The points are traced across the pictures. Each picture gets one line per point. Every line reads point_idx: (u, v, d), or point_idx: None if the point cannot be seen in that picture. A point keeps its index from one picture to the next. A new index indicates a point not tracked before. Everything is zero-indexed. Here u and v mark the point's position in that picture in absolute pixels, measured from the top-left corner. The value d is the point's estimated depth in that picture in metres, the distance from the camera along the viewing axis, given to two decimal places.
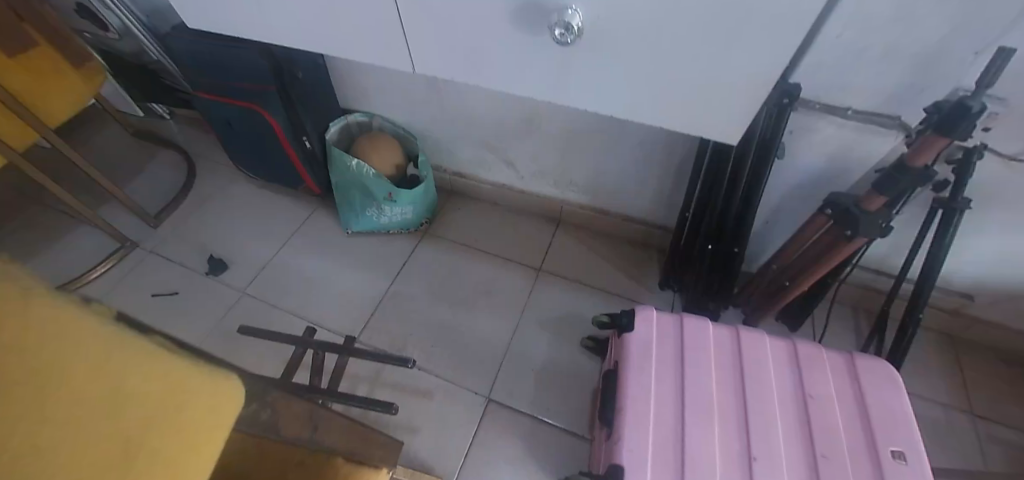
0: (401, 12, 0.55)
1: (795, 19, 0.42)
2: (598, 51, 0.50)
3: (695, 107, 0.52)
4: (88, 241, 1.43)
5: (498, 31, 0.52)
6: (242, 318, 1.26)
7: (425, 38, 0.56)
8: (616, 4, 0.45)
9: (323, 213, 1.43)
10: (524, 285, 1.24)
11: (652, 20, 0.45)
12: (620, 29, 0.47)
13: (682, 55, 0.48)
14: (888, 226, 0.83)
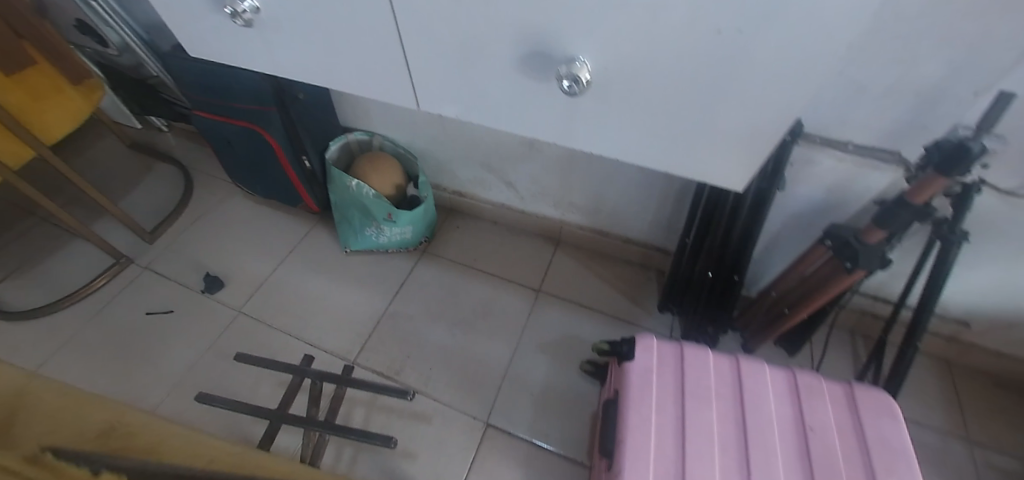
0: (407, 53, 0.55)
1: (802, 79, 0.42)
2: (604, 99, 0.50)
3: (701, 153, 0.52)
4: (84, 257, 1.43)
5: (505, 76, 0.52)
6: (238, 338, 1.25)
7: (430, 78, 0.56)
8: (625, 55, 0.45)
9: (320, 231, 1.42)
10: (524, 307, 1.24)
11: (660, 72, 0.45)
12: (628, 79, 0.47)
13: (689, 105, 0.48)
14: (887, 259, 0.84)
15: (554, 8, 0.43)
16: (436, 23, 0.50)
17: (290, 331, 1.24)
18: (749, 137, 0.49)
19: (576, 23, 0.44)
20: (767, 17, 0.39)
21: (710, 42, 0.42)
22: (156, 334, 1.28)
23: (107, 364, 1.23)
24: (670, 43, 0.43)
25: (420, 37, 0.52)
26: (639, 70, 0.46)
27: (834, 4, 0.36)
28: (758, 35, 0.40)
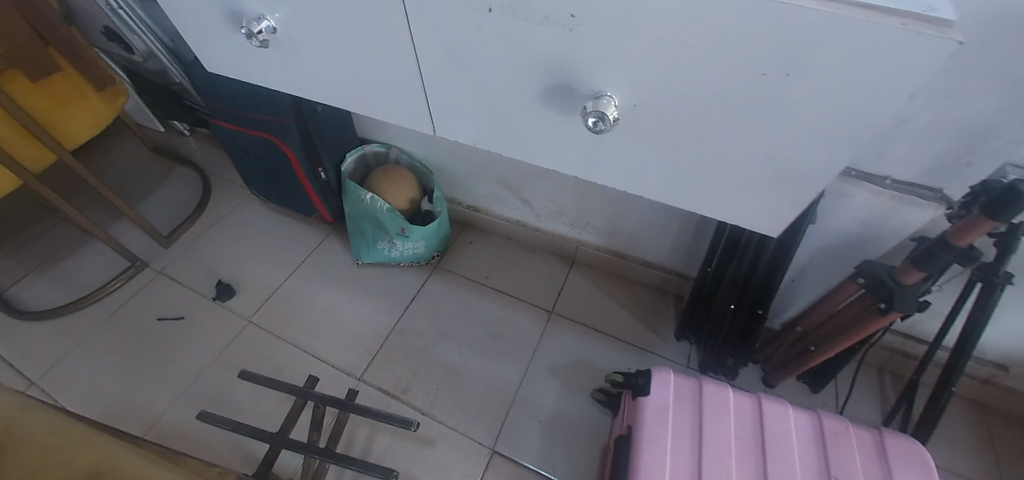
0: (425, 79, 0.53)
1: (849, 127, 0.38)
2: (630, 136, 0.47)
3: (733, 195, 0.49)
4: (102, 259, 1.44)
5: (526, 106, 0.49)
6: (246, 348, 1.24)
7: (448, 105, 0.54)
8: (656, 92, 0.42)
9: (333, 241, 1.41)
10: (535, 328, 1.21)
11: (693, 112, 0.42)
12: (658, 118, 0.44)
13: (722, 147, 0.44)
14: (924, 302, 0.79)
15: (582, 42, 0.40)
16: (456, 51, 0.47)
17: (299, 343, 1.23)
18: (788, 184, 0.45)
19: (606, 58, 0.41)
20: (819, 61, 0.35)
21: (755, 85, 0.38)
22: (166, 340, 1.28)
23: (118, 369, 1.24)
24: (709, 83, 0.40)
25: (438, 64, 0.50)
26: (673, 110, 0.43)
27: (892, 49, 0.33)
28: (807, 79, 0.36)
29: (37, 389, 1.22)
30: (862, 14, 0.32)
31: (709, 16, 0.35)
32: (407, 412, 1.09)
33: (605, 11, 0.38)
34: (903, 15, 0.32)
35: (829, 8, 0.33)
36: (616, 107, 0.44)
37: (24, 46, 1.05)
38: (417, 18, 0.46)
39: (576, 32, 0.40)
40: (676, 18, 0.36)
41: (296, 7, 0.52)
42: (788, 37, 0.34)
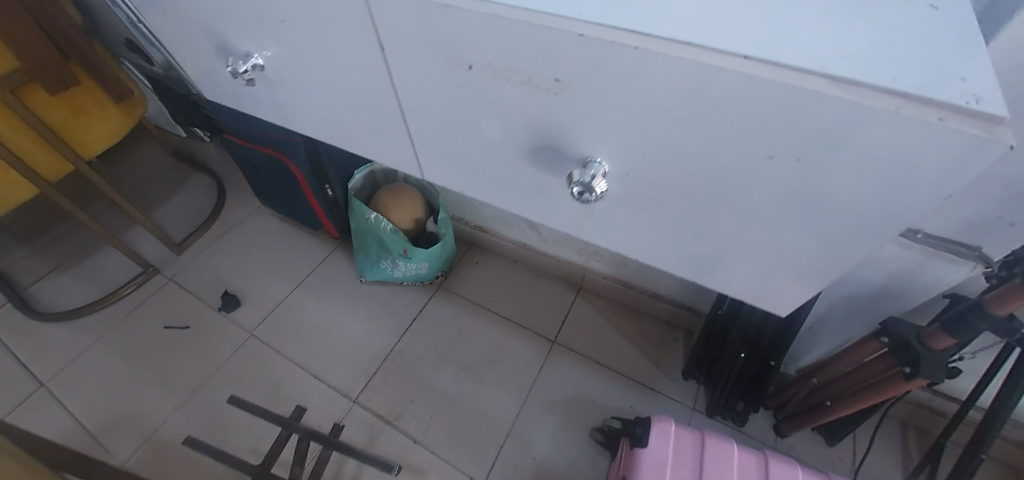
0: (411, 126, 0.50)
1: (867, 218, 0.33)
2: (623, 202, 0.43)
3: (733, 268, 0.44)
4: (117, 264, 1.47)
5: (513, 162, 0.45)
6: (246, 362, 1.24)
7: (434, 152, 0.51)
8: (649, 162, 0.38)
9: (339, 255, 1.40)
10: (537, 358, 1.17)
11: (691, 184, 0.38)
12: (653, 188, 0.40)
13: (722, 222, 0.40)
14: (954, 368, 0.72)
15: (570, 108, 0.37)
16: (440, 102, 0.44)
17: (297, 360, 1.22)
18: (797, 264, 0.40)
19: (597, 124, 0.37)
20: (838, 148, 0.31)
21: (762, 166, 0.34)
22: (171, 349, 1.29)
23: (122, 376, 1.25)
24: (712, 159, 0.35)
25: (423, 114, 0.47)
26: (670, 179, 0.39)
27: (927, 145, 0.28)
28: (822, 165, 0.32)
29: (45, 392, 1.24)
30: (888, 103, 0.28)
31: (711, 92, 0.31)
32: (400, 439, 1.08)
33: (594, 81, 0.34)
34: (941, 104, 0.27)
35: (848, 93, 0.28)
36: (605, 174, 0.40)
37: (44, 59, 1.05)
38: (400, 69, 0.43)
39: (563, 98, 0.36)
40: (673, 93, 0.32)
41: (282, 46, 0.50)
42: (799, 121, 0.30)
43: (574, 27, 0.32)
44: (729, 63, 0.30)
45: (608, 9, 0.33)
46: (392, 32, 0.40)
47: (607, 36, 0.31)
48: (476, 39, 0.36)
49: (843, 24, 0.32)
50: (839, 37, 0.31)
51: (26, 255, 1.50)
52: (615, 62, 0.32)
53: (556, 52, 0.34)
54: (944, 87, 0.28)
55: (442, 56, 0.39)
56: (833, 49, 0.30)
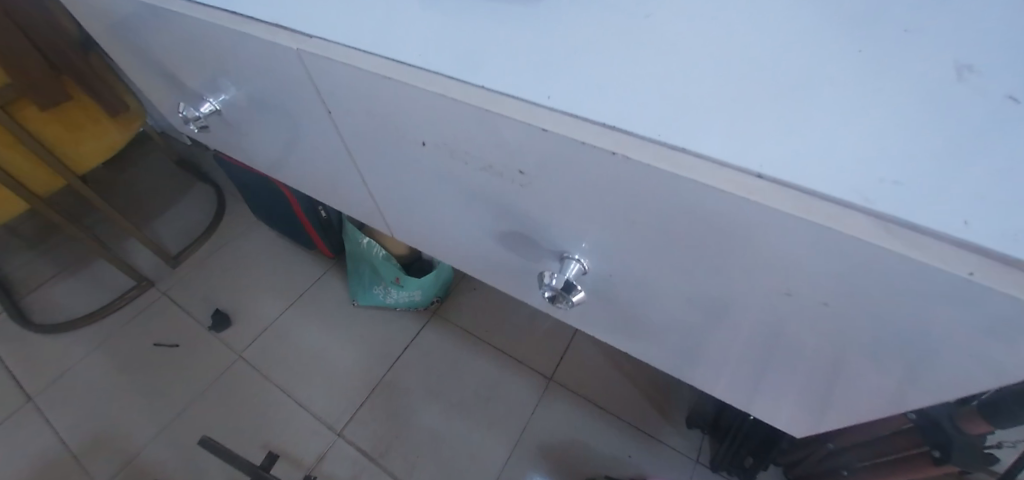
0: (392, 185, 0.48)
1: (879, 342, 0.29)
2: (608, 286, 0.40)
3: (729, 361, 0.40)
4: (111, 275, 1.44)
5: (494, 232, 0.43)
6: (233, 385, 1.20)
7: (415, 210, 0.49)
8: (631, 255, 0.35)
9: (334, 275, 1.35)
10: (532, 397, 1.10)
11: (679, 282, 0.35)
12: (639, 279, 0.37)
13: (718, 321, 0.36)
14: (992, 456, 0.63)
15: (540, 198, 0.35)
16: (417, 167, 0.42)
17: (284, 387, 1.18)
18: (803, 368, 0.35)
19: (570, 214, 0.35)
20: (829, 275, 0.27)
21: (756, 279, 0.30)
22: (159, 368, 1.25)
23: (107, 396, 1.22)
24: (696, 259, 0.32)
25: (401, 171, 0.44)
26: (655, 271, 0.35)
27: (944, 292, 0.24)
28: (824, 285, 0.28)
29: (30, 408, 1.21)
30: (890, 244, 0.24)
31: (688, 202, 0.28)
32: None
33: (569, 173, 0.31)
34: (952, 253, 0.23)
35: (846, 224, 0.24)
36: (584, 270, 0.39)
37: (35, 75, 1.01)
38: (374, 135, 0.42)
39: (531, 190, 0.35)
40: (654, 201, 0.30)
41: None
42: (791, 247, 0.27)
43: (538, 124, 0.30)
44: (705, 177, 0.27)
45: (581, 97, 0.30)
46: (358, 99, 0.38)
47: (571, 136, 0.29)
48: (441, 129, 0.35)
49: (870, 110, 0.26)
50: (861, 133, 0.26)
51: (23, 262, 1.48)
52: (584, 160, 0.30)
53: (522, 144, 0.32)
54: (976, 226, 0.23)
55: (412, 138, 0.38)
56: (846, 155, 0.25)
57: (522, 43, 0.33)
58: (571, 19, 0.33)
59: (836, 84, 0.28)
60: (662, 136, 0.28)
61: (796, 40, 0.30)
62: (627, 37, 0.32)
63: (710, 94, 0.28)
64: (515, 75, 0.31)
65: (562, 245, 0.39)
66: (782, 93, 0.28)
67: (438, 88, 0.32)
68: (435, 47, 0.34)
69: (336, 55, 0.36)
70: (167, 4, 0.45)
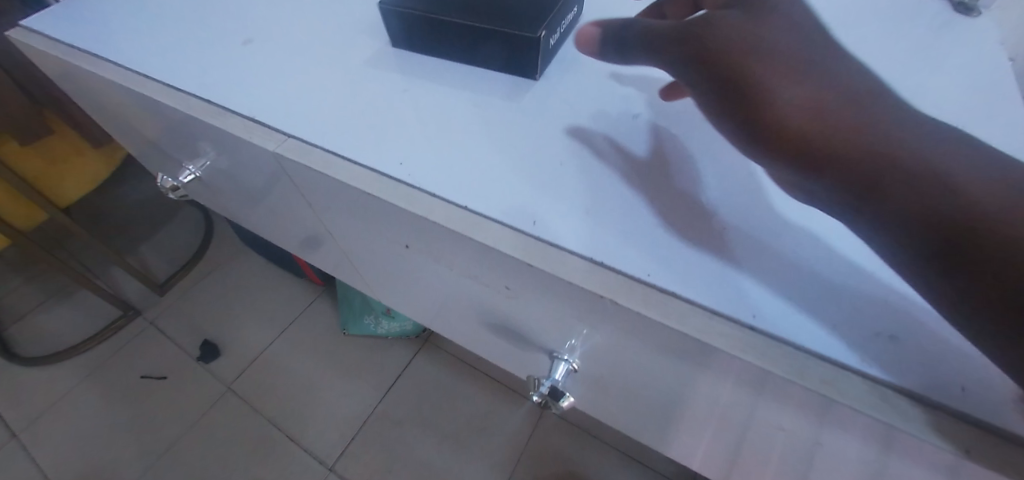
0: (381, 255, 0.48)
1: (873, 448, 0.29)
2: (600, 363, 0.40)
3: (721, 436, 0.40)
4: (96, 304, 1.41)
5: (485, 307, 0.43)
6: (222, 419, 1.18)
7: (406, 281, 0.51)
8: (621, 346, 0.35)
9: (325, 301, 1.34)
10: (525, 428, 1.10)
11: (670, 371, 0.34)
12: (629, 362, 0.37)
13: (710, 404, 0.36)
14: None
15: (530, 305, 0.37)
16: (407, 254, 0.43)
17: (275, 420, 1.16)
18: (793, 454, 0.35)
19: (551, 317, 0.37)
20: (801, 402, 0.28)
21: (748, 385, 0.30)
22: (145, 402, 1.23)
23: (93, 432, 1.19)
24: (673, 368, 0.34)
25: (390, 251, 0.45)
26: (645, 360, 0.35)
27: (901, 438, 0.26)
28: (780, 403, 0.30)
29: (14, 445, 1.18)
30: (829, 388, 0.27)
31: (673, 337, 0.30)
32: None
33: (557, 297, 0.34)
34: (874, 395, 0.26)
35: (792, 367, 0.27)
36: (574, 368, 0.43)
37: (17, 112, 1.00)
38: (363, 220, 0.41)
39: (512, 299, 0.38)
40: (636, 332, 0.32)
41: None
42: (766, 380, 0.28)
43: (528, 258, 0.32)
44: (681, 320, 0.29)
45: (568, 230, 0.32)
46: (351, 202, 0.40)
47: (556, 273, 0.31)
48: (428, 243, 0.37)
49: (804, 263, 0.31)
50: (801, 283, 0.30)
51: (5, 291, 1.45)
52: (562, 288, 0.32)
53: (509, 270, 0.34)
54: (885, 371, 0.27)
55: (397, 241, 0.41)
56: (790, 301, 0.29)
57: (507, 174, 0.36)
58: (553, 150, 0.37)
59: (780, 237, 0.32)
60: (649, 276, 0.30)
61: (746, 192, 0.34)
62: (604, 172, 0.35)
63: (680, 237, 0.32)
64: (506, 205, 0.34)
65: (554, 325, 0.38)
66: (737, 241, 0.32)
67: (420, 210, 0.34)
68: (425, 168, 0.36)
69: (330, 169, 0.37)
70: (157, 90, 0.45)
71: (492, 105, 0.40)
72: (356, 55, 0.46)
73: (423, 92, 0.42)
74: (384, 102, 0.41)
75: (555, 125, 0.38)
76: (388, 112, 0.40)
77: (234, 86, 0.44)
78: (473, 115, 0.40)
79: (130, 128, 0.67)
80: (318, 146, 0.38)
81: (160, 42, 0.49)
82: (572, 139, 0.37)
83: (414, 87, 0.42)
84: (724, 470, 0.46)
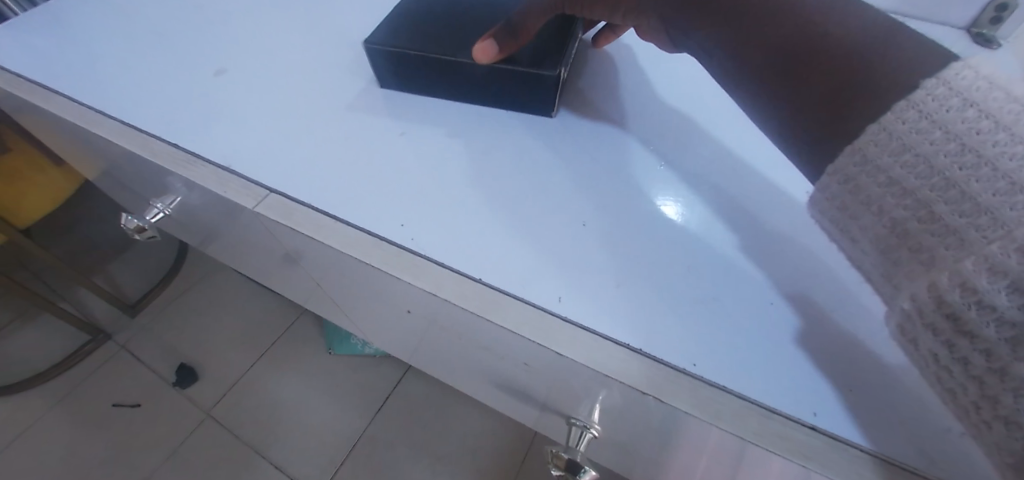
0: (370, 306, 0.44)
1: None
2: (613, 425, 0.38)
3: None
4: (60, 328, 1.33)
5: (488, 366, 0.40)
6: (202, 449, 1.12)
7: (397, 331, 0.47)
8: (638, 415, 0.33)
9: (309, 319, 1.29)
10: (519, 447, 1.08)
11: (693, 440, 0.32)
12: (644, 426, 0.35)
13: (729, 466, 0.34)
14: None
15: (542, 376, 0.36)
16: (404, 311, 0.39)
17: (258, 448, 1.11)
18: None
19: (569, 387, 0.35)
20: None
21: (784, 467, 0.28)
22: (118, 433, 1.16)
23: (60, 467, 1.12)
24: (693, 435, 0.32)
25: (382, 304, 0.41)
26: (665, 429, 0.33)
27: None
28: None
29: None
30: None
31: (698, 423, 0.29)
32: None
33: (574, 376, 0.32)
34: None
35: (837, 466, 0.26)
36: (593, 433, 0.40)
37: None
38: (357, 279, 0.38)
39: (531, 374, 0.36)
40: (659, 415, 0.31)
41: None
42: (799, 468, 0.27)
43: (553, 345, 0.30)
44: (736, 424, 0.28)
45: (590, 306, 0.31)
46: (346, 268, 0.37)
47: (591, 364, 0.30)
48: (431, 312, 0.36)
49: (850, 346, 0.30)
50: (849, 370, 0.29)
51: None
52: (600, 378, 0.30)
53: (526, 350, 0.32)
54: (944, 470, 0.26)
55: (399, 306, 0.39)
56: (841, 393, 0.28)
57: (533, 249, 0.34)
58: (575, 218, 0.35)
59: (826, 317, 0.31)
60: (696, 368, 0.29)
61: (782, 264, 0.33)
62: (637, 247, 0.34)
63: (724, 323, 0.31)
64: (521, 276, 0.32)
65: (565, 387, 0.35)
66: (784, 325, 0.30)
67: (430, 285, 0.32)
68: (435, 235, 0.34)
69: (337, 242, 0.34)
70: (118, 131, 0.42)
71: (509, 163, 0.38)
72: (344, 93, 0.43)
73: (423, 140, 0.40)
74: (384, 157, 0.38)
75: (578, 190, 0.37)
76: (392, 170, 0.38)
77: (209, 129, 0.41)
78: (488, 177, 0.37)
79: (95, 153, 0.62)
80: (313, 207, 0.36)
81: (125, 75, 0.45)
82: (597, 205, 0.36)
83: (421, 140, 0.40)
84: None
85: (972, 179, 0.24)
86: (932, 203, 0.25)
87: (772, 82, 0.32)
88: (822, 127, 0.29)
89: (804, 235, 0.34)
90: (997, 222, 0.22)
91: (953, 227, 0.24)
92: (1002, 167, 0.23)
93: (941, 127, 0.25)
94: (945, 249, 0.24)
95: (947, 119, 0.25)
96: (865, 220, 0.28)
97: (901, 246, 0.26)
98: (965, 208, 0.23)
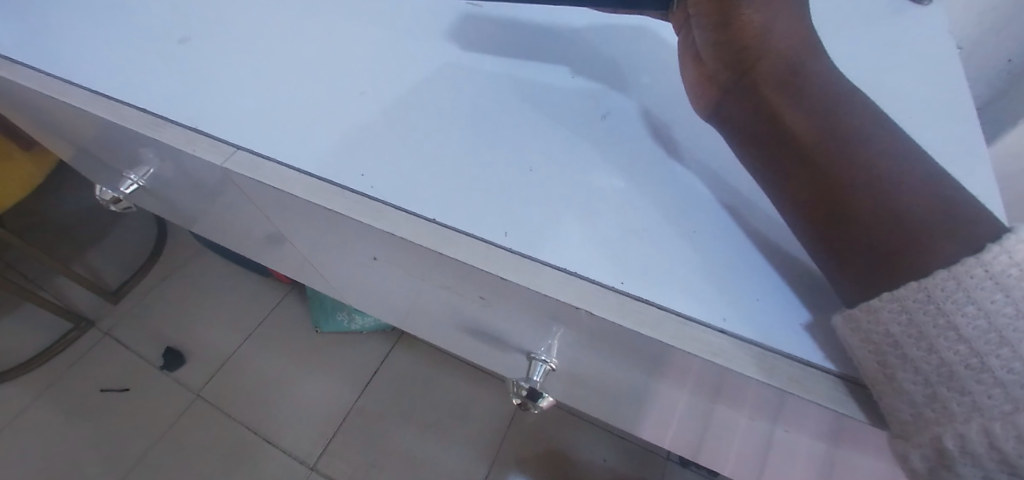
0: (340, 260, 0.47)
1: (810, 415, 0.31)
2: (561, 355, 0.42)
3: (683, 410, 0.43)
4: (43, 317, 1.31)
5: (447, 304, 0.44)
6: (193, 427, 1.14)
7: (365, 283, 0.51)
8: (582, 338, 0.36)
9: (294, 299, 1.31)
10: (505, 412, 1.12)
11: (629, 358, 0.36)
12: (585, 350, 0.39)
13: (667, 386, 0.38)
14: None
15: (493, 308, 0.39)
16: (370, 258, 0.42)
17: (249, 424, 1.14)
18: (739, 421, 0.38)
19: (526, 318, 0.38)
20: (751, 387, 0.31)
21: (706, 371, 0.32)
22: (108, 416, 1.17)
23: (53, 454, 1.13)
24: (635, 358, 0.35)
25: (348, 252, 0.43)
26: (603, 350, 0.37)
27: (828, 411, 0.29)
28: (755, 389, 0.31)
29: None
30: (781, 380, 0.29)
31: (634, 341, 0.32)
32: None
33: (519, 302, 0.35)
34: (823, 386, 0.29)
35: (759, 367, 0.30)
36: (552, 367, 0.44)
37: None
38: (321, 229, 0.41)
39: (486, 307, 0.39)
40: (594, 332, 0.34)
41: None
42: (718, 374, 0.31)
43: (496, 271, 0.33)
44: (657, 329, 0.30)
45: (533, 237, 0.34)
46: (307, 216, 0.39)
47: (534, 288, 0.32)
48: (390, 254, 0.38)
49: (766, 268, 0.33)
50: (764, 286, 0.32)
51: None
52: (542, 300, 0.33)
53: (474, 279, 0.35)
54: (828, 361, 0.30)
55: (365, 253, 0.42)
56: (746, 301, 0.32)
57: (482, 192, 0.36)
58: (523, 163, 0.37)
59: (742, 243, 0.34)
60: (623, 285, 0.32)
61: (714, 197, 0.36)
62: (579, 187, 0.36)
63: (649, 248, 0.33)
64: (468, 213, 0.35)
65: (524, 324, 0.39)
66: (706, 248, 0.34)
67: (387, 226, 0.35)
68: (392, 181, 0.36)
69: (301, 191, 0.36)
70: (87, 98, 0.42)
71: (465, 115, 0.40)
72: (308, 56, 0.43)
73: (397, 114, 0.39)
74: (344, 114, 0.40)
75: (525, 134, 0.39)
76: (351, 126, 0.39)
77: (176, 93, 0.42)
78: (444, 126, 0.39)
79: (70, 131, 0.61)
80: (277, 159, 0.38)
81: (92, 43, 0.46)
82: (542, 152, 0.38)
83: (383, 95, 0.41)
84: (687, 436, 0.49)
85: (974, 380, 0.25)
86: (905, 345, 0.27)
87: (807, 206, 0.31)
88: (857, 266, 0.29)
89: (734, 174, 0.37)
90: (970, 420, 0.25)
91: (917, 375, 0.27)
92: (1002, 378, 0.24)
93: (955, 327, 0.25)
94: (966, 367, 0.25)
95: (959, 321, 0.25)
96: (886, 317, 0.27)
97: (920, 354, 0.26)
98: (985, 330, 0.25)
